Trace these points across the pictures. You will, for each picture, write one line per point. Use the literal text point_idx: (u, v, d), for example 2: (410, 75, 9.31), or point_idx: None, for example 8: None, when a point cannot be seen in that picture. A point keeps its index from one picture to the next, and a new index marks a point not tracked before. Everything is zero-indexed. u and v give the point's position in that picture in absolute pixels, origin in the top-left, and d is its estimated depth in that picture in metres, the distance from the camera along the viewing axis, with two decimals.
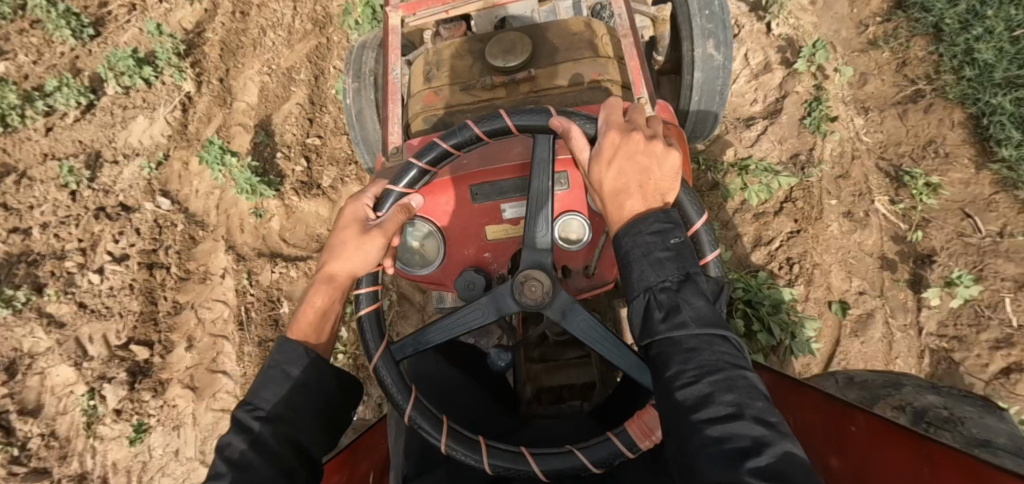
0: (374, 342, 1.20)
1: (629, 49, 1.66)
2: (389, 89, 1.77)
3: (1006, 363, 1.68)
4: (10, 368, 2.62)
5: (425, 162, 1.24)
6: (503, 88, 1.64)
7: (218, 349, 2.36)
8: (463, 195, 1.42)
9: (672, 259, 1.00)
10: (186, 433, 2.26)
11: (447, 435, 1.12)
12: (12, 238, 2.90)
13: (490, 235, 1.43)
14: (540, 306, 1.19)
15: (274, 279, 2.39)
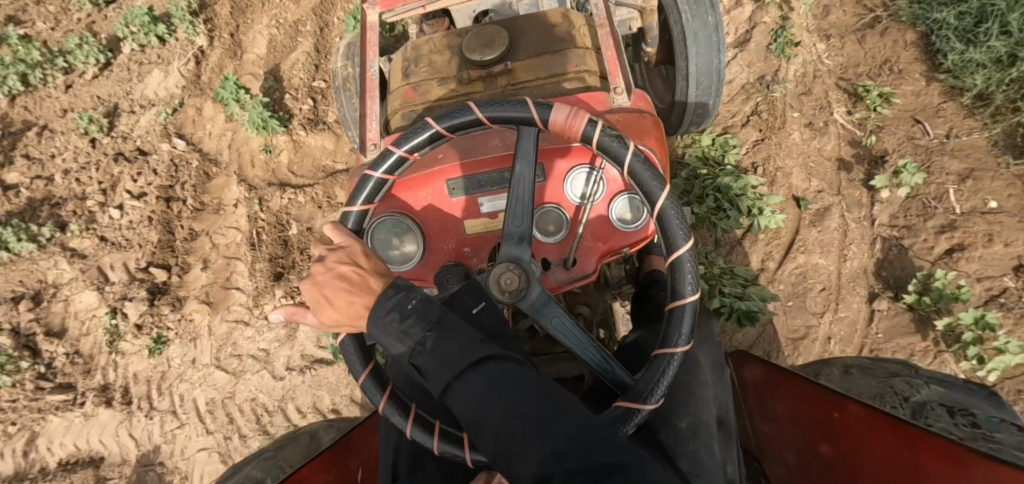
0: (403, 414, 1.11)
1: (606, 38, 1.61)
2: (367, 85, 1.66)
3: (950, 245, 1.83)
4: (38, 296, 2.81)
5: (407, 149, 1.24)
6: (481, 84, 1.66)
7: (232, 269, 2.53)
8: (440, 190, 1.41)
9: (414, 317, 1.00)
10: (202, 343, 2.43)
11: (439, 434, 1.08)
12: (35, 184, 3.08)
13: (469, 230, 1.42)
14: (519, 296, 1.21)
15: (284, 205, 2.57)
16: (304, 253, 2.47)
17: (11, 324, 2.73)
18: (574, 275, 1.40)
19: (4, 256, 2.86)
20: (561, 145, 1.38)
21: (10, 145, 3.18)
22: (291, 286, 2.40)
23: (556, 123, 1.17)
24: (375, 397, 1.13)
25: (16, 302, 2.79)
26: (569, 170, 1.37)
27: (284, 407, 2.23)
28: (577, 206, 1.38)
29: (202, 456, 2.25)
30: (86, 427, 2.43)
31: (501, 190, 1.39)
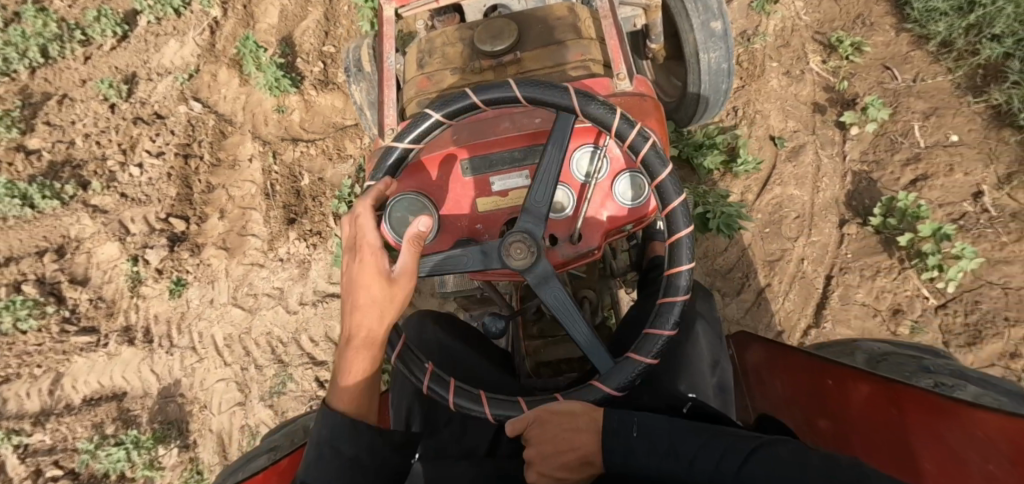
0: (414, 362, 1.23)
1: (609, 28, 1.65)
2: (384, 75, 1.72)
3: (915, 175, 1.98)
4: (61, 249, 2.97)
5: (422, 133, 1.29)
6: (490, 72, 1.70)
7: (247, 218, 2.69)
8: (455, 169, 1.46)
9: None
10: (220, 284, 2.59)
11: (454, 392, 1.21)
12: (57, 147, 3.23)
13: (481, 207, 1.46)
14: (524, 269, 1.24)
15: (297, 157, 2.73)
16: (316, 200, 2.63)
17: (37, 274, 2.89)
18: (581, 250, 1.44)
19: (30, 213, 3.01)
20: None
21: (31, 113, 3.31)
22: (304, 229, 2.57)
23: (518, 96, 1.23)
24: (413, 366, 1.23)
25: (41, 255, 2.94)
26: (575, 151, 1.42)
27: (298, 338, 2.39)
28: (582, 183, 1.42)
29: (221, 386, 2.40)
30: (110, 365, 2.58)
31: (512, 169, 1.45)
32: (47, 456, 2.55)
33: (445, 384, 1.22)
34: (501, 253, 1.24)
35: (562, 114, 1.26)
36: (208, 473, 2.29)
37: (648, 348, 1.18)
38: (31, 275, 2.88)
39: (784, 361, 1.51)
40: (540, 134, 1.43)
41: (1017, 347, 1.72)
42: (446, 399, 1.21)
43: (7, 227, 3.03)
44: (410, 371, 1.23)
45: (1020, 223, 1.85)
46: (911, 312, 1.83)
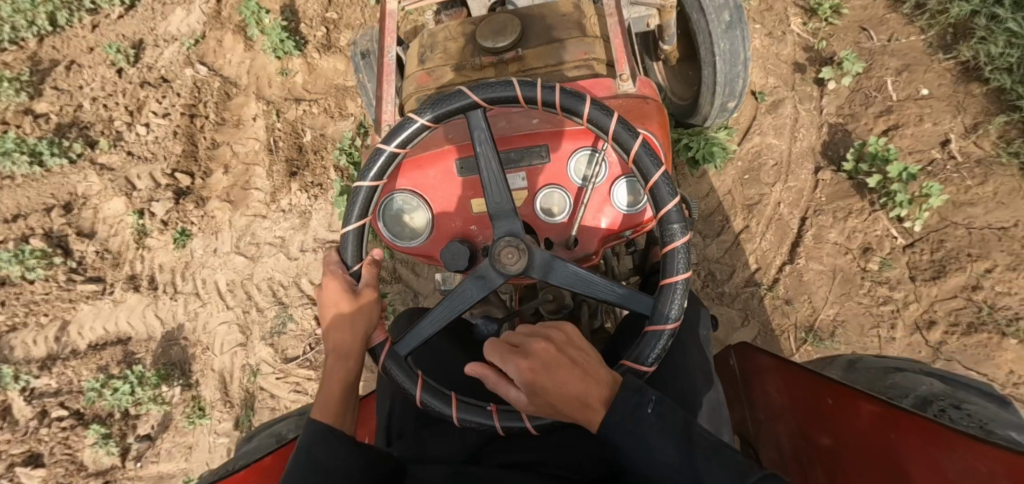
0: (409, 380, 1.26)
1: (614, 27, 1.64)
2: (384, 70, 1.76)
3: (887, 126, 2.09)
4: (68, 205, 3.06)
5: (396, 144, 1.30)
6: (491, 69, 1.68)
7: (250, 173, 2.78)
8: (449, 169, 1.47)
9: (654, 433, 1.06)
10: (223, 235, 2.69)
11: (459, 407, 1.21)
12: (65, 110, 3.30)
13: (474, 208, 1.47)
14: (514, 271, 1.26)
15: (299, 115, 2.82)
16: (317, 154, 2.73)
17: (45, 228, 2.98)
18: (577, 254, 1.46)
19: (38, 171, 3.11)
20: (561, 127, 1.44)
21: (39, 79, 3.38)
22: (305, 181, 2.67)
23: (429, 119, 1.29)
24: (410, 385, 1.25)
25: (48, 211, 3.03)
26: (573, 151, 1.43)
27: (299, 282, 2.49)
28: (578, 186, 1.43)
29: (223, 329, 2.50)
30: (116, 311, 2.67)
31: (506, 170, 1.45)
32: (53, 398, 2.64)
33: (449, 401, 1.22)
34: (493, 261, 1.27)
35: (469, 113, 1.29)
36: (210, 410, 2.38)
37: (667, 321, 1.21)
38: (39, 229, 2.97)
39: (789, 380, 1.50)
40: (537, 136, 1.44)
41: (977, 280, 1.83)
42: (450, 416, 1.22)
43: (15, 185, 3.12)
44: (406, 387, 1.26)
45: (984, 168, 1.96)
46: (880, 249, 1.94)
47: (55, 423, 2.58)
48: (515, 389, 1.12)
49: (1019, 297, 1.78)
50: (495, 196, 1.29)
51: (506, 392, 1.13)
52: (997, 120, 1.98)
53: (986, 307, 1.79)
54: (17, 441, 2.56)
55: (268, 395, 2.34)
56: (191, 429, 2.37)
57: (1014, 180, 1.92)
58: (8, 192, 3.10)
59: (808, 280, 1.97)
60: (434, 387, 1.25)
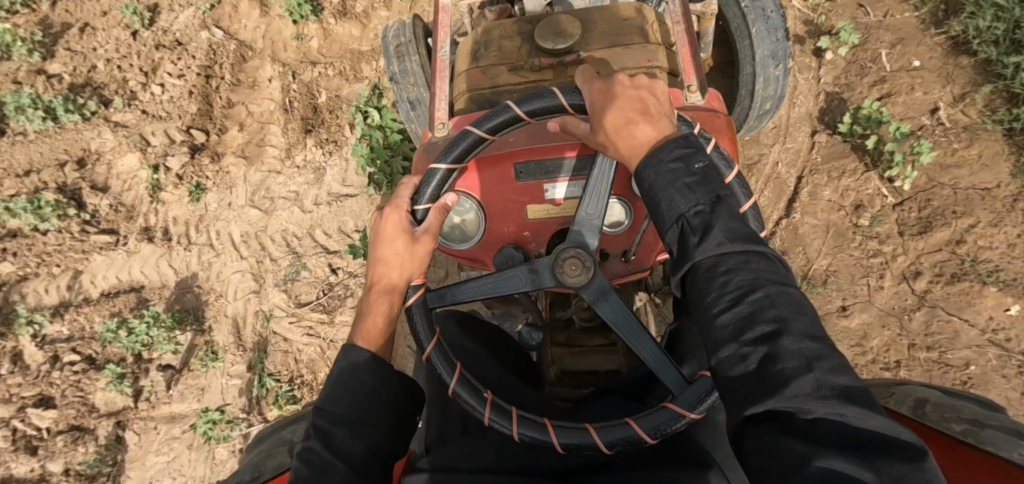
0: (446, 369, 1.22)
1: (680, 34, 1.64)
2: (438, 65, 1.73)
3: (880, 94, 2.21)
4: (82, 161, 3.09)
5: (485, 130, 1.27)
6: (551, 72, 1.66)
7: (265, 132, 2.86)
8: (507, 172, 1.46)
9: (699, 184, 1.04)
10: (238, 189, 2.76)
11: (490, 409, 1.19)
12: (78, 72, 3.27)
13: (530, 214, 1.47)
14: (578, 285, 1.28)
15: (315, 76, 2.90)
16: (333, 114, 2.81)
17: (58, 183, 3.01)
18: (632, 268, 1.47)
19: (52, 126, 3.12)
20: None
21: (52, 41, 3.34)
22: (320, 137, 2.76)
23: (521, 115, 1.26)
24: (440, 369, 1.22)
25: (61, 167, 3.06)
26: None
27: (312, 233, 2.57)
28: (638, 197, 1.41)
29: (237, 278, 2.57)
30: (129, 261, 2.72)
31: (568, 177, 1.44)
32: (65, 344, 2.68)
33: (451, 369, 1.22)
34: (559, 277, 1.29)
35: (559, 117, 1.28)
36: (223, 354, 2.45)
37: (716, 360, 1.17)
38: (53, 184, 3.00)
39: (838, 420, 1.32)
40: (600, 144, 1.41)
41: (961, 235, 1.95)
42: (448, 385, 1.21)
43: (28, 140, 3.12)
44: (420, 338, 1.25)
45: (970, 133, 2.08)
46: (871, 206, 2.06)
47: (67, 367, 2.63)
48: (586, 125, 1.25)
49: (999, 251, 1.91)
50: (590, 207, 1.30)
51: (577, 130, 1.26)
52: (983, 90, 2.10)
53: (968, 260, 1.91)
54: (28, 384, 2.60)
55: (281, 339, 2.42)
56: (204, 371, 2.44)
57: (997, 145, 2.05)
58: (19, 148, 3.10)
59: (802, 233, 2.08)
60: (470, 381, 1.22)
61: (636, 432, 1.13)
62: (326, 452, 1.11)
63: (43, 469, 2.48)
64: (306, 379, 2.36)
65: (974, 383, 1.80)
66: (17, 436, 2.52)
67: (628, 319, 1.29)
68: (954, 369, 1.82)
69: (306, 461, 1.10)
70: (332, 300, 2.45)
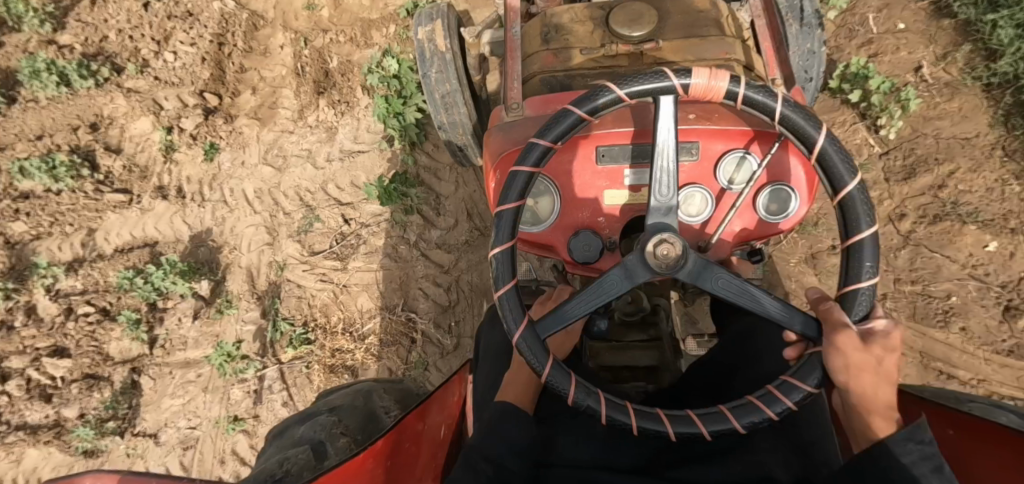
0: (514, 320, 1.16)
1: (761, 29, 1.79)
2: (509, 46, 1.74)
3: (867, 54, 2.35)
4: (95, 125, 2.95)
5: (584, 111, 1.15)
6: (626, 58, 1.60)
7: (277, 95, 2.94)
8: (588, 155, 1.37)
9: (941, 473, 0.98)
10: (251, 148, 2.86)
11: (527, 336, 1.15)
12: (90, 38, 3.07)
13: (609, 200, 1.38)
14: (669, 270, 1.14)
15: (327, 43, 3.00)
16: (344, 77, 2.91)
17: (71, 145, 2.88)
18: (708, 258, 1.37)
19: (65, 92, 2.93)
20: (722, 127, 1.32)
21: (63, 13, 3.10)
22: (333, 98, 2.86)
23: (777, 113, 1.10)
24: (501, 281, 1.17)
25: (75, 130, 2.92)
26: (725, 152, 1.31)
27: (325, 187, 2.68)
28: (723, 189, 1.33)
29: (251, 231, 2.66)
30: (143, 218, 2.80)
31: (651, 164, 1.36)
32: (79, 296, 2.65)
33: (507, 279, 1.16)
34: (642, 247, 1.15)
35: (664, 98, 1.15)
36: (237, 301, 2.54)
37: (790, 394, 1.07)
38: (66, 147, 2.87)
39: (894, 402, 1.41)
40: (689, 131, 1.33)
41: (943, 180, 2.07)
42: (496, 291, 1.16)
43: (40, 107, 2.94)
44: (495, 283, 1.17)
45: (951, 89, 2.21)
46: (859, 155, 2.19)
47: (81, 318, 2.60)
48: (854, 319, 1.09)
49: (978, 194, 2.04)
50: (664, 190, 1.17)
51: (839, 317, 1.08)
52: (964, 48, 2.24)
53: (949, 203, 2.04)
54: (43, 335, 2.56)
55: (294, 285, 2.52)
56: (219, 319, 2.52)
57: (976, 99, 2.18)
58: (32, 114, 2.93)
59: None
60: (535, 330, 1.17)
61: (699, 431, 1.08)
62: None
63: (58, 415, 2.46)
64: (319, 322, 2.47)
65: (955, 311, 1.92)
66: (31, 385, 2.49)
67: (611, 294, 1.18)
68: (936, 300, 1.94)
69: None
70: (345, 249, 2.56)
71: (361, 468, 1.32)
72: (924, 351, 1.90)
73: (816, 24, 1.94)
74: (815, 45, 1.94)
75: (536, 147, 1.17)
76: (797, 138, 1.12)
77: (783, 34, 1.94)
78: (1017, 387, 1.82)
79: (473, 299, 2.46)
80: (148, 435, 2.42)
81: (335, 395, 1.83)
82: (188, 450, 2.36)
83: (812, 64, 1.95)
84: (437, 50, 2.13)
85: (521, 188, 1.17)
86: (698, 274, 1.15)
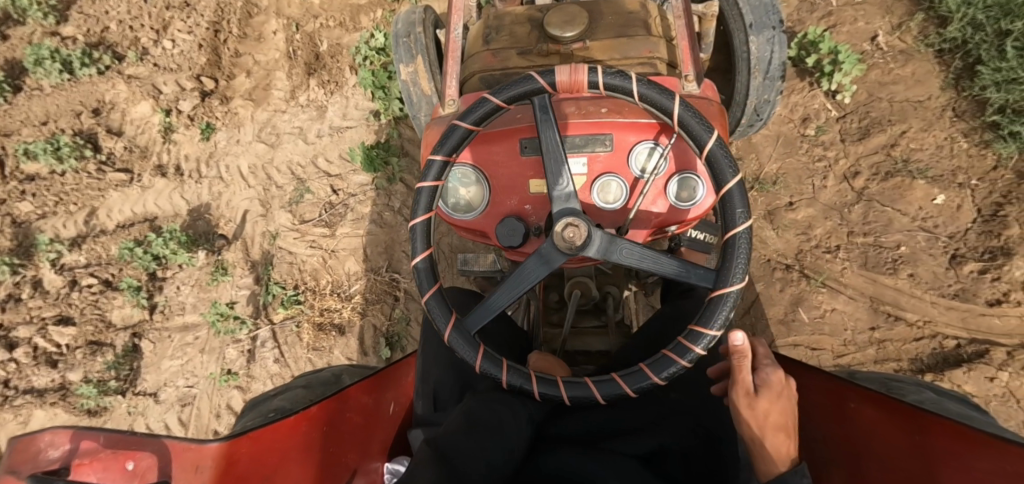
0: (442, 318, 1.31)
1: (682, 28, 1.70)
2: (450, 48, 1.82)
3: (827, 26, 2.44)
4: (98, 111, 3.08)
5: (443, 154, 1.33)
6: (558, 57, 1.70)
7: (271, 78, 3.07)
8: (514, 147, 1.51)
9: None
10: (246, 127, 3.00)
11: (481, 356, 1.27)
12: (92, 29, 3.20)
13: (534, 189, 1.50)
14: (581, 249, 1.25)
15: (317, 28, 3.09)
16: (334, 59, 3.04)
17: (75, 130, 3.02)
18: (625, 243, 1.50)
19: (68, 80, 3.07)
20: (632, 119, 1.47)
21: (66, 6, 3.24)
22: (322, 79, 3.01)
23: (635, 92, 1.25)
24: (438, 313, 1.31)
25: (78, 115, 3.05)
26: (636, 143, 1.45)
27: (316, 161, 2.84)
28: (637, 178, 1.46)
29: (245, 204, 2.82)
30: (144, 195, 2.94)
31: (570, 153, 1.48)
32: (83, 269, 2.78)
33: (432, 282, 1.32)
34: (553, 231, 1.26)
35: (535, 99, 1.30)
36: (232, 269, 2.68)
37: (698, 342, 1.20)
38: (70, 131, 3.01)
39: (809, 376, 1.53)
40: (604, 124, 1.47)
41: (895, 139, 2.19)
42: (423, 294, 1.32)
43: (45, 94, 3.08)
44: (428, 307, 1.32)
45: (905, 56, 2.30)
46: (817, 119, 2.31)
47: (85, 289, 2.72)
48: (731, 274, 1.22)
49: (928, 152, 2.15)
50: (560, 180, 1.29)
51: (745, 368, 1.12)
52: (917, 18, 2.30)
53: (901, 160, 2.16)
54: (48, 305, 2.69)
55: (286, 252, 2.66)
56: (215, 285, 2.67)
57: (929, 64, 2.26)
58: (36, 101, 3.07)
59: (756, 143, 2.33)
60: (464, 329, 1.31)
61: (652, 379, 1.21)
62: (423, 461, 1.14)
63: (63, 379, 2.58)
64: (309, 285, 2.61)
65: (903, 260, 2.04)
66: (38, 352, 2.62)
67: (530, 281, 1.30)
68: (886, 250, 2.07)
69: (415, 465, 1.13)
70: (333, 217, 2.71)
71: (295, 429, 1.44)
72: (874, 296, 2.04)
73: (779, 77, 2.02)
74: (773, 95, 2.04)
75: (433, 165, 1.33)
76: (657, 110, 1.27)
77: (747, 86, 2.04)
78: (961, 328, 1.94)
79: (452, 260, 2.61)
80: (147, 395, 2.55)
81: (249, 414, 1.82)
82: (186, 407, 2.50)
83: (766, 112, 2.09)
84: (423, 94, 2.24)
85: (426, 206, 1.33)
86: (607, 248, 1.26)
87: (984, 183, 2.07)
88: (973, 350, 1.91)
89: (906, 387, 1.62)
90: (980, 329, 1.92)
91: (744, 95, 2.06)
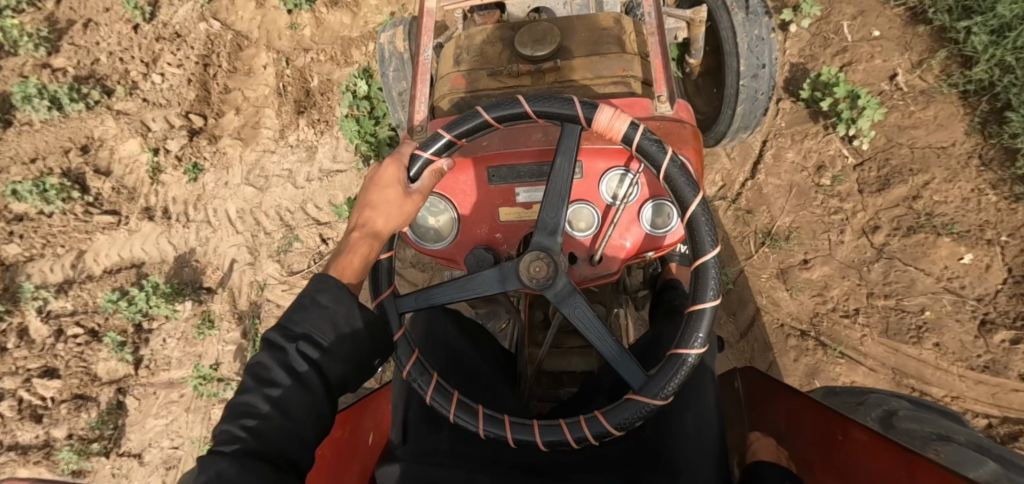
0: (386, 280, 1.22)
1: (656, 45, 1.51)
2: (418, 69, 1.63)
3: (842, 63, 2.27)
4: (85, 148, 2.96)
5: (455, 134, 1.19)
6: (528, 78, 1.57)
7: (261, 115, 2.96)
8: (480, 176, 1.37)
9: None
10: (235, 168, 2.90)
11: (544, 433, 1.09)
12: (82, 62, 3.09)
13: (504, 216, 1.39)
14: (541, 286, 1.17)
15: (308, 62, 2.99)
16: (324, 96, 2.95)
17: (63, 169, 2.90)
18: (598, 271, 1.37)
19: (57, 116, 2.97)
20: (602, 143, 1.30)
21: (58, 36, 3.14)
22: (312, 118, 2.92)
23: (664, 168, 1.10)
24: (383, 279, 1.22)
25: (66, 153, 2.94)
26: (607, 171, 1.31)
27: (305, 207, 2.78)
28: (609, 205, 1.33)
29: (233, 252, 2.76)
30: (130, 239, 2.82)
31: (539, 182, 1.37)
32: (69, 318, 2.68)
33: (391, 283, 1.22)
34: (523, 256, 1.18)
35: (567, 125, 1.17)
36: (218, 322, 2.64)
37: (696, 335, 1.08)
38: (58, 170, 2.89)
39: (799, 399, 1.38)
40: None
41: (918, 190, 2.04)
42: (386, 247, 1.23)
43: (35, 130, 2.98)
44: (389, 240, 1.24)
45: (926, 97, 2.14)
46: (833, 167, 2.16)
47: (71, 340, 2.62)
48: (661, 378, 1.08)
49: (954, 205, 1.99)
50: (551, 212, 1.18)
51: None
52: (939, 56, 2.15)
53: (924, 214, 2.01)
54: (34, 356, 2.59)
55: (274, 305, 2.64)
56: (201, 339, 2.62)
57: (953, 106, 2.11)
58: (26, 138, 2.97)
59: (767, 194, 2.19)
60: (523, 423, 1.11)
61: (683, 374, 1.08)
62: (279, 373, 0.98)
63: (47, 436, 2.49)
64: None
65: (929, 327, 1.90)
66: (22, 406, 2.53)
67: (478, 291, 1.21)
68: (909, 315, 1.93)
69: (256, 378, 0.97)
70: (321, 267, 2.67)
71: None
72: (897, 367, 1.89)
73: (762, 12, 1.90)
74: (764, 31, 1.90)
75: (439, 138, 1.20)
76: (674, 197, 1.11)
77: (730, 25, 1.91)
78: (992, 405, 1.79)
79: None
80: (132, 456, 2.49)
81: None
82: (170, 470, 2.45)
83: (762, 50, 1.91)
84: (396, 52, 2.17)
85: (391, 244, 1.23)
86: (563, 297, 1.18)
87: (1015, 239, 1.92)
88: (1006, 431, 1.77)
89: (877, 399, 1.58)
90: (1012, 406, 1.78)
91: (730, 35, 1.92)
